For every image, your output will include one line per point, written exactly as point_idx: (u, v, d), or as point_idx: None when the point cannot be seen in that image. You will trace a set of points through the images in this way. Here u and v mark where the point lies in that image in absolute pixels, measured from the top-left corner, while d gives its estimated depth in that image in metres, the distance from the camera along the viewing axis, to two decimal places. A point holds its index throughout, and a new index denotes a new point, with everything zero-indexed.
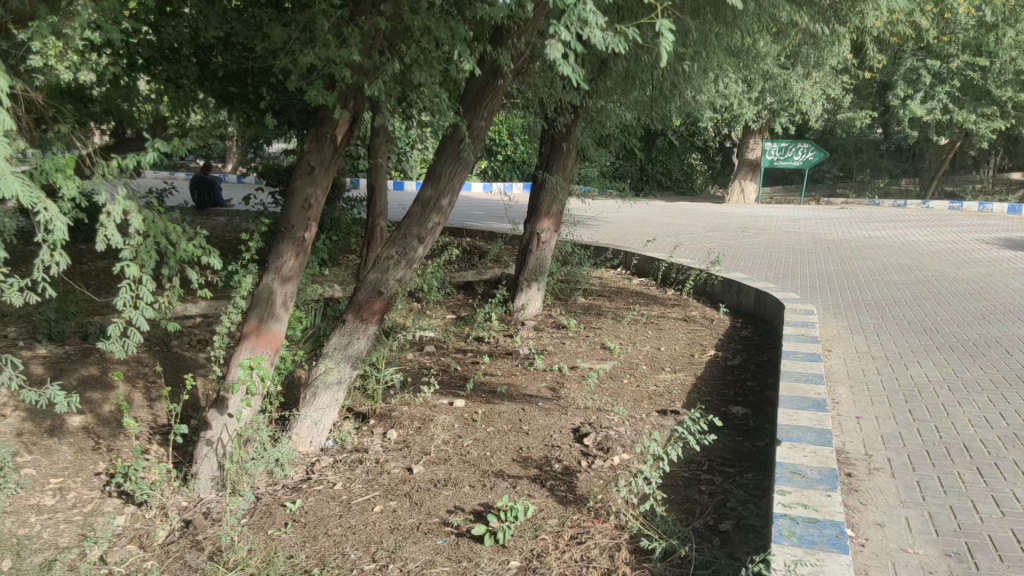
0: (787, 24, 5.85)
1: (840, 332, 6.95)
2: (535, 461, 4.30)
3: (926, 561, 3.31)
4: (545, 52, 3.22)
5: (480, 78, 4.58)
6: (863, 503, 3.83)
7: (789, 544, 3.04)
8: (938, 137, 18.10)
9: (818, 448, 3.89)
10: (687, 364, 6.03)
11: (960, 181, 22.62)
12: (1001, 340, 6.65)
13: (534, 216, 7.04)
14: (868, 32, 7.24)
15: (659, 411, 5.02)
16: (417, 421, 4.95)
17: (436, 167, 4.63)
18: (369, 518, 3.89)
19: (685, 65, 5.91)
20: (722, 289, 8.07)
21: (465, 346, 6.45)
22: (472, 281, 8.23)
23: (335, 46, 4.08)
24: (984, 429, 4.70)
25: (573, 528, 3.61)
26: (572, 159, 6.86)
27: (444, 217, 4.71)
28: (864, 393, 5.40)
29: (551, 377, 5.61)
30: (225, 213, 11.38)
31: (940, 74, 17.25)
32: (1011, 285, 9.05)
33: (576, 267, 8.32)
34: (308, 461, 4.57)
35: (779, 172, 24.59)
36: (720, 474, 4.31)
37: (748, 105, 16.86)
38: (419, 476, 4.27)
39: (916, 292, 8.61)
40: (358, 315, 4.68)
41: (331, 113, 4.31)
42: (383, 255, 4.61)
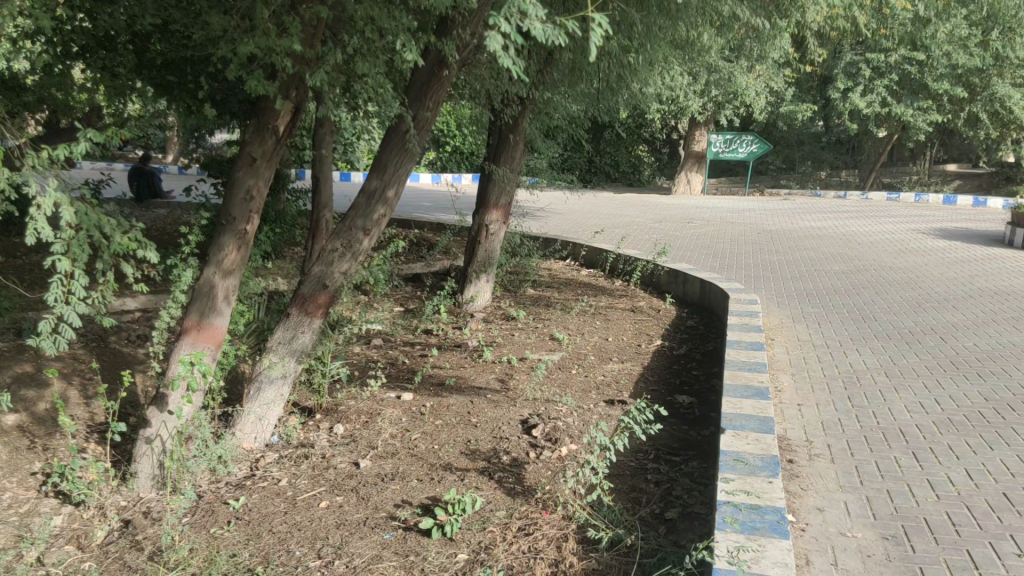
0: (730, 17, 5.88)
1: (783, 321, 7.06)
2: (482, 453, 4.30)
3: (864, 545, 3.39)
4: (485, 44, 3.17)
5: (424, 69, 4.52)
6: (803, 488, 3.91)
7: (731, 531, 3.09)
8: (878, 129, 18.53)
9: (761, 436, 3.95)
10: (634, 354, 6.08)
11: (898, 173, 23.23)
12: (936, 327, 6.84)
13: (482, 208, 7.04)
14: (810, 27, 7.35)
15: (606, 401, 5.05)
16: (364, 415, 4.91)
17: (381, 158, 4.57)
18: (314, 514, 3.85)
19: (630, 57, 5.88)
20: (669, 280, 8.16)
21: (412, 339, 6.41)
22: (421, 273, 8.18)
23: (276, 35, 4.00)
24: (919, 415, 4.83)
25: (520, 520, 3.62)
26: (519, 150, 6.84)
27: (389, 209, 4.66)
28: (805, 381, 5.50)
29: (500, 368, 5.62)
30: (166, 204, 11.14)
31: (878, 68, 17.75)
32: (947, 274, 9.29)
33: (526, 259, 8.36)
34: (252, 458, 4.50)
35: (724, 165, 25.00)
36: (666, 463, 4.36)
37: (694, 97, 17.06)
38: (365, 470, 4.23)
39: (856, 282, 8.81)
40: (303, 309, 4.62)
41: (273, 103, 4.22)
42: (328, 248, 4.56)
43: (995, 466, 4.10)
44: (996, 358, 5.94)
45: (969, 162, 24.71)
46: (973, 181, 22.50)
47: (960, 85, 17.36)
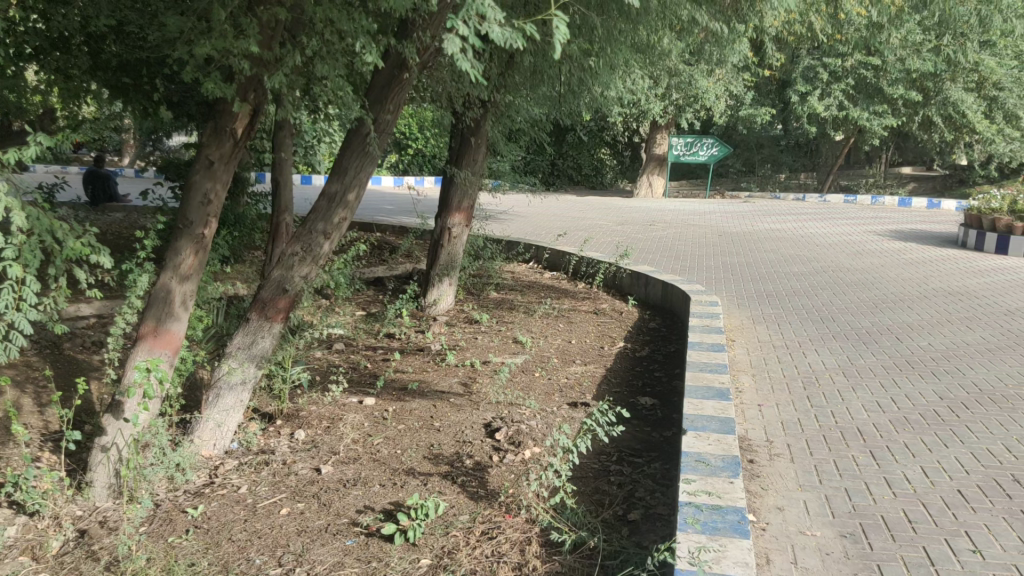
0: (690, 22, 5.92)
1: (744, 322, 7.15)
2: (445, 458, 4.29)
3: (823, 544, 3.43)
4: (444, 48, 3.16)
5: (384, 72, 4.48)
6: (764, 488, 3.96)
7: (693, 531, 3.11)
8: (835, 133, 18.85)
9: (722, 437, 3.99)
10: (597, 356, 6.11)
11: (855, 176, 23.64)
12: (892, 327, 6.97)
13: (445, 211, 7.03)
14: (767, 31, 7.43)
15: (570, 403, 5.06)
16: (326, 420, 4.86)
17: (341, 161, 4.53)
18: (275, 521, 3.80)
19: (591, 61, 5.88)
20: (631, 282, 8.20)
21: (375, 343, 6.37)
22: (383, 277, 8.14)
23: (233, 37, 3.95)
24: (876, 413, 4.91)
25: (483, 524, 3.61)
26: (482, 152, 6.85)
27: (350, 212, 4.63)
28: (766, 381, 5.57)
29: (463, 372, 5.61)
30: (122, 208, 10.95)
31: (835, 72, 18.05)
32: (902, 274, 9.48)
33: (489, 262, 8.33)
34: (211, 465, 4.43)
35: (685, 168, 25.25)
36: (628, 465, 4.37)
37: (655, 100, 17.20)
38: (327, 476, 4.19)
39: (814, 283, 8.94)
40: (263, 313, 4.57)
41: (230, 106, 4.18)
42: (288, 252, 4.52)
43: (950, 463, 4.18)
44: (950, 357, 6.07)
45: (923, 165, 25.24)
46: (927, 183, 22.98)
47: (914, 89, 17.73)
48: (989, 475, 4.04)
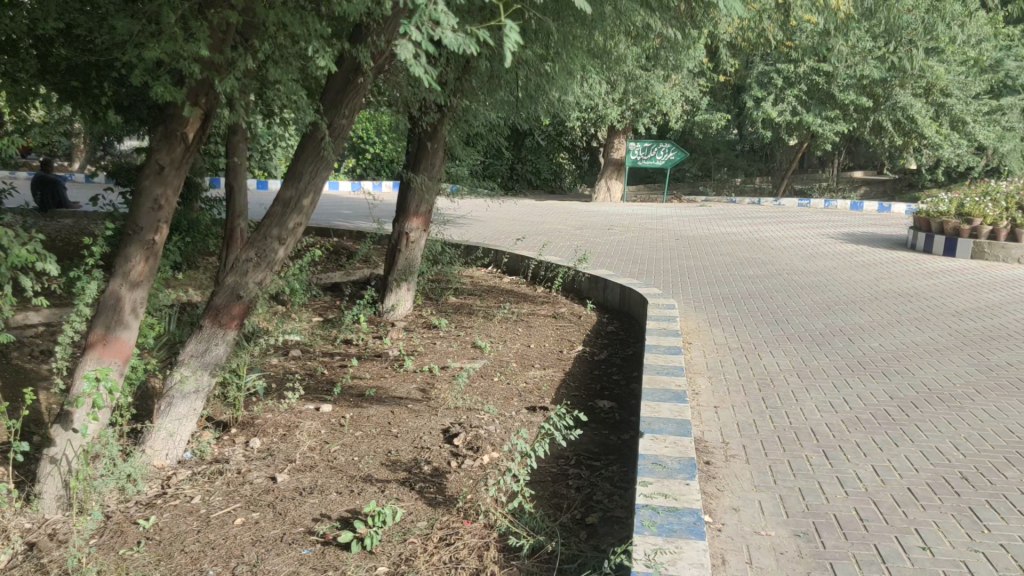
0: (645, 27, 5.97)
1: (700, 325, 7.22)
2: (403, 464, 4.26)
3: (777, 543, 3.47)
4: (396, 53, 3.15)
5: (340, 76, 4.44)
6: (720, 489, 3.99)
7: (649, 534, 3.13)
8: (789, 137, 19.15)
9: (677, 438, 4.02)
10: (556, 360, 6.12)
11: (809, 180, 24.08)
12: (844, 328, 7.09)
13: (402, 216, 7.02)
14: (721, 38, 7.54)
15: (528, 408, 5.07)
16: (281, 428, 4.81)
17: (296, 165, 4.48)
18: (229, 532, 3.74)
19: (547, 66, 5.89)
20: (589, 285, 8.24)
21: (332, 349, 6.32)
22: (340, 282, 8.08)
23: (183, 40, 3.90)
24: (829, 413, 4.99)
25: (441, 530, 3.60)
26: (439, 157, 6.86)
27: (305, 217, 4.60)
28: (722, 383, 5.63)
29: (421, 377, 5.59)
30: (72, 214, 10.72)
31: (789, 78, 18.36)
32: (854, 277, 9.66)
33: (447, 266, 8.30)
34: (163, 475, 4.35)
35: (643, 172, 25.46)
36: (587, 468, 4.39)
37: (613, 105, 17.32)
38: (283, 484, 4.14)
39: (769, 286, 9.07)
40: (216, 320, 4.51)
41: (181, 111, 4.12)
42: (241, 258, 4.47)
43: (900, 462, 4.26)
44: (900, 357, 6.20)
45: (874, 169, 25.78)
46: (878, 186, 23.48)
47: (864, 95, 18.11)
48: (937, 473, 4.12)
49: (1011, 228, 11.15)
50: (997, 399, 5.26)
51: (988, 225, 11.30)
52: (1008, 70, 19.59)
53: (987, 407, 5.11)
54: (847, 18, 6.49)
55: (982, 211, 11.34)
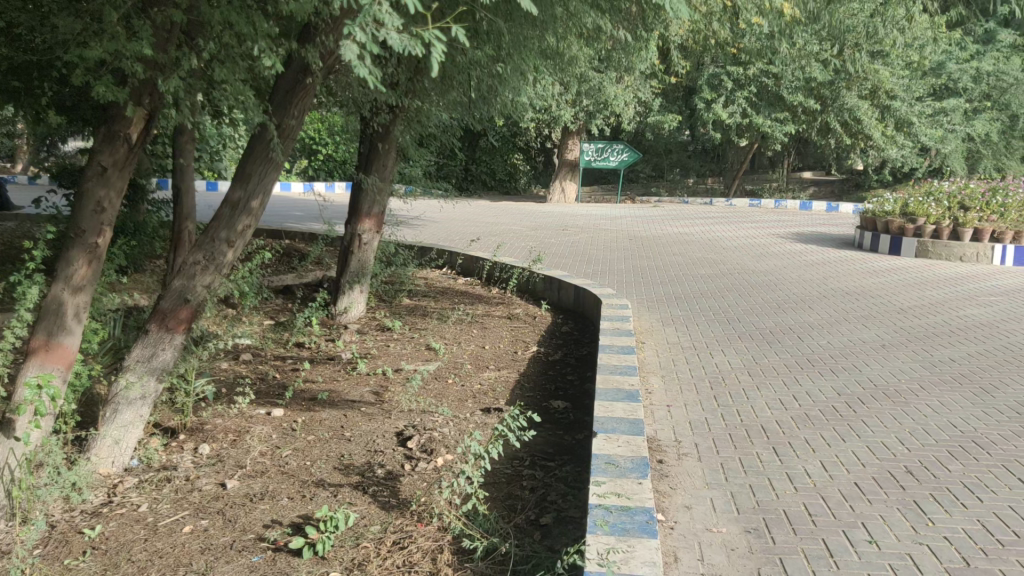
0: (596, 28, 5.98)
1: (654, 325, 7.27)
2: (357, 468, 4.23)
3: (728, 540, 3.51)
4: (340, 53, 3.10)
5: (288, 76, 4.39)
6: (672, 487, 4.02)
7: (602, 533, 3.14)
8: (739, 138, 19.43)
9: (630, 438, 4.04)
10: (511, 361, 6.13)
11: (759, 180, 24.48)
12: (793, 326, 7.21)
13: (355, 218, 6.99)
14: (672, 40, 7.59)
15: (482, 409, 5.06)
16: (231, 434, 4.73)
17: (244, 166, 4.42)
18: (177, 540, 3.66)
19: (500, 67, 5.83)
20: (544, 286, 8.27)
21: (284, 353, 6.23)
22: (292, 285, 7.98)
23: (125, 39, 3.83)
24: (778, 410, 5.07)
25: (394, 534, 3.57)
26: (392, 159, 6.84)
27: (254, 219, 4.53)
28: (674, 382, 5.68)
29: (375, 380, 5.55)
30: (13, 217, 10.45)
31: (738, 80, 18.65)
32: (803, 275, 9.82)
33: (401, 268, 8.25)
34: (109, 483, 4.24)
35: (597, 173, 25.65)
36: (541, 468, 4.40)
37: (566, 106, 17.39)
38: (233, 491, 4.08)
39: (722, 285, 9.18)
40: (163, 324, 4.43)
41: (123, 111, 4.04)
42: (189, 261, 4.40)
43: (847, 458, 4.34)
44: (847, 355, 6.31)
45: (823, 170, 26.28)
46: (827, 186, 23.93)
47: (812, 97, 18.51)
48: (884, 468, 4.21)
49: (953, 227, 11.47)
50: (941, 394, 5.39)
51: (931, 224, 11.61)
52: (950, 73, 20.06)
53: (931, 403, 5.23)
54: (793, 22, 6.61)
55: (926, 210, 11.67)
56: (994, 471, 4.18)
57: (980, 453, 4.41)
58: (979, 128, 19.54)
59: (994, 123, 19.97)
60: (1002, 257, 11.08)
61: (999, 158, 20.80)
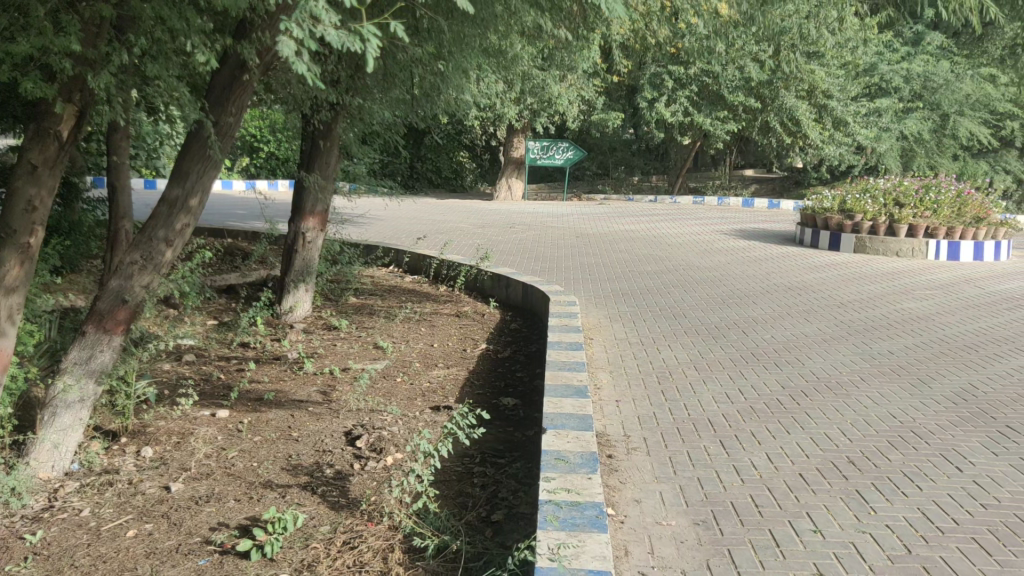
0: (537, 27, 6.00)
1: (601, 321, 7.33)
2: (305, 468, 4.18)
3: (678, 532, 3.55)
4: (277, 50, 3.04)
5: (225, 73, 4.30)
6: (622, 482, 4.06)
7: (553, 529, 3.16)
8: (682, 137, 19.70)
9: (580, 433, 4.07)
10: (460, 359, 6.12)
11: (701, 179, 24.85)
12: (738, 321, 7.34)
13: (298, 216, 6.92)
14: (616, 38, 7.66)
15: (432, 407, 5.04)
16: (175, 435, 4.63)
17: (181, 164, 4.33)
18: (120, 544, 3.56)
19: (441, 64, 5.80)
20: (492, 284, 8.28)
21: (228, 353, 6.11)
22: (235, 284, 7.83)
23: (53, 34, 3.74)
24: (725, 404, 5.15)
25: (345, 534, 3.54)
26: (335, 156, 6.82)
27: (193, 217, 4.46)
28: (623, 377, 5.74)
29: (322, 380, 5.49)
30: None
31: (680, 79, 18.91)
32: (746, 271, 10.00)
33: (347, 266, 8.16)
34: (49, 487, 4.09)
35: (543, 172, 25.77)
36: (491, 466, 4.40)
37: (511, 105, 17.42)
38: (177, 494, 3.98)
39: (668, 281, 9.29)
40: (100, 326, 4.32)
41: (53, 107, 3.95)
42: (127, 261, 4.30)
43: (792, 449, 4.43)
44: (791, 349, 6.44)
45: (763, 168, 26.79)
46: (768, 185, 24.41)
47: (752, 97, 18.86)
48: (828, 459, 4.31)
49: (889, 224, 11.79)
50: (880, 386, 5.53)
51: (867, 221, 11.91)
52: (882, 74, 20.58)
53: (871, 394, 5.37)
54: (730, 22, 6.72)
55: (862, 207, 11.97)
56: (932, 460, 4.31)
57: (918, 442, 4.55)
58: (912, 128, 20.12)
59: (925, 123, 20.51)
60: (936, 251, 11.56)
61: (930, 156, 21.35)
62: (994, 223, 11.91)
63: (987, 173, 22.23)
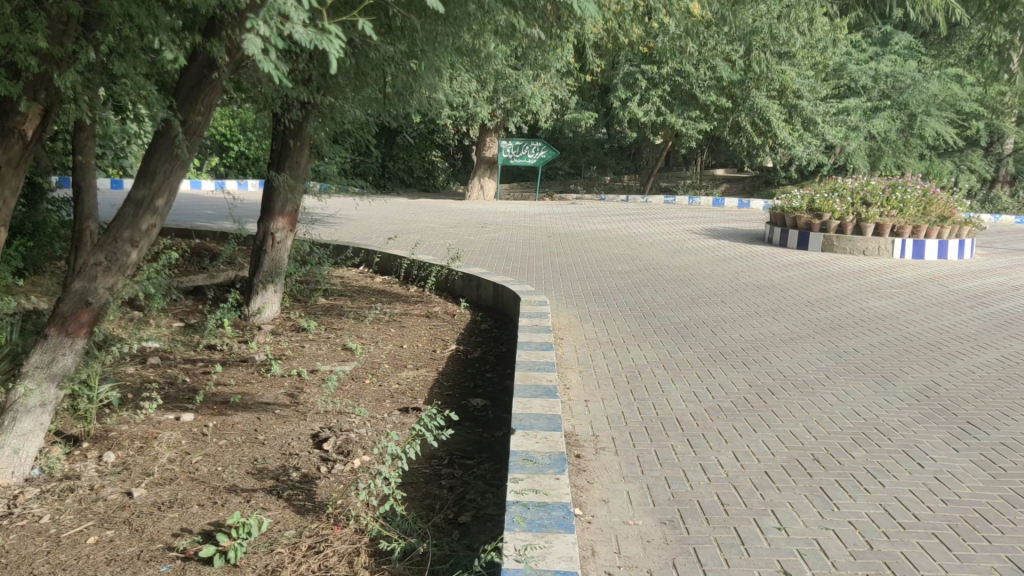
0: (509, 27, 5.99)
1: (572, 321, 7.33)
2: (270, 472, 4.14)
3: (645, 532, 3.56)
4: (243, 48, 2.99)
5: (193, 71, 4.24)
6: (590, 482, 4.06)
7: (520, 530, 3.15)
8: (654, 136, 19.78)
9: (549, 434, 4.07)
10: (429, 360, 6.10)
11: (673, 178, 24.96)
12: (708, 320, 7.37)
13: (267, 217, 6.86)
14: (588, 38, 7.66)
15: (400, 409, 5.02)
16: (138, 440, 4.56)
17: (147, 164, 4.28)
18: (81, 551, 3.50)
19: (413, 63, 5.77)
20: (462, 284, 8.26)
21: (194, 355, 6.04)
22: (202, 285, 7.75)
23: (18, 31, 3.67)
24: (692, 403, 5.17)
25: (310, 538, 3.50)
26: (305, 156, 6.78)
27: (159, 218, 4.40)
28: (593, 377, 5.75)
29: (290, 382, 5.44)
30: None
31: (653, 79, 18.99)
32: (716, 270, 10.06)
33: (316, 266, 8.10)
34: (8, 494, 4.00)
35: (516, 171, 25.76)
36: (460, 467, 4.39)
37: (484, 105, 17.37)
38: (140, 500, 3.92)
39: (639, 281, 9.32)
40: (63, 329, 4.24)
41: (17, 107, 3.92)
42: (90, 262, 4.23)
43: (758, 447, 4.46)
44: (758, 347, 6.48)
45: (734, 167, 26.98)
46: (738, 184, 24.59)
47: (723, 96, 18.99)
48: (793, 456, 4.34)
49: (857, 223, 11.92)
50: (845, 384, 5.59)
51: (836, 220, 12.04)
52: (850, 74, 20.81)
53: (836, 392, 5.42)
54: (701, 22, 6.73)
55: (831, 206, 12.09)
56: (895, 457, 4.35)
57: (882, 439, 4.59)
58: (880, 127, 20.35)
59: (893, 122, 20.75)
60: (902, 250, 11.69)
61: (898, 155, 21.61)
62: (959, 223, 12.09)
63: (953, 172, 22.56)
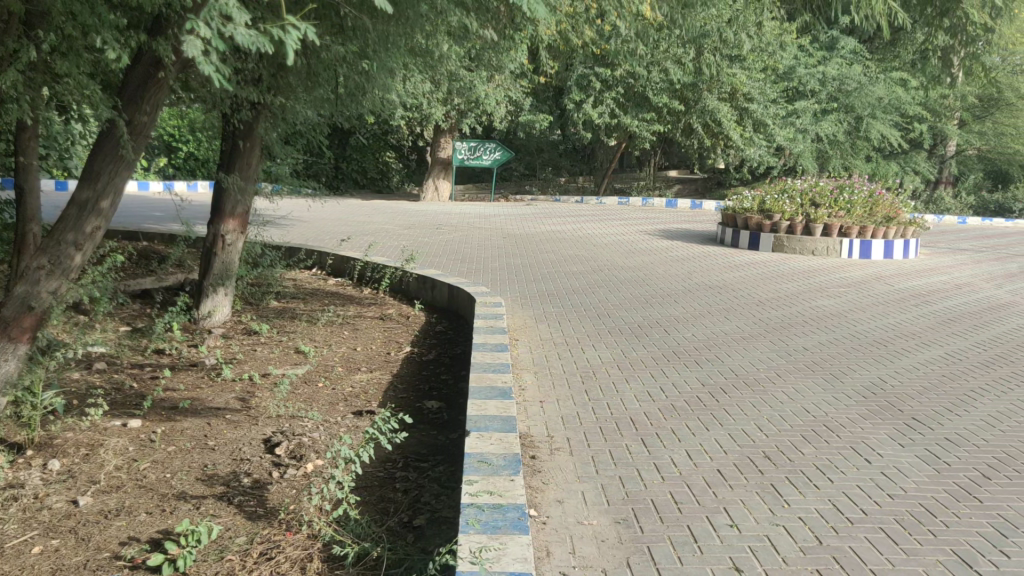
0: (461, 28, 5.96)
1: (527, 322, 7.34)
2: (221, 478, 4.07)
3: (600, 532, 3.57)
4: (184, 50, 2.91)
5: (139, 70, 4.16)
6: (545, 483, 4.07)
7: (474, 532, 3.14)
8: (609, 138, 19.92)
9: (504, 436, 4.06)
10: (383, 362, 6.05)
11: (627, 179, 25.15)
12: (661, 320, 7.44)
13: (217, 218, 6.75)
14: (541, 40, 7.68)
15: (354, 412, 4.97)
16: (84, 447, 4.45)
17: (91, 165, 4.18)
18: (25, 562, 3.40)
19: (365, 64, 5.68)
20: (416, 286, 8.22)
21: (141, 360, 5.91)
22: (150, 289, 7.60)
23: None
24: (646, 403, 5.21)
25: (261, 545, 3.45)
26: (256, 157, 6.69)
27: (104, 220, 4.31)
28: (547, 378, 5.76)
29: (240, 387, 5.36)
30: None
31: (607, 81, 19.15)
32: (669, 270, 10.16)
33: (267, 269, 8.00)
34: None
35: (471, 172, 25.73)
36: (414, 470, 4.36)
37: (438, 105, 17.32)
38: (86, 508, 3.82)
39: (593, 281, 9.36)
40: (4, 333, 4.12)
41: None
42: (33, 265, 4.14)
43: (710, 446, 4.50)
44: (710, 347, 6.55)
45: (687, 169, 27.30)
46: (691, 185, 24.88)
47: (675, 99, 19.23)
48: (744, 454, 4.39)
49: (806, 223, 12.13)
50: (795, 382, 5.68)
51: (786, 220, 12.24)
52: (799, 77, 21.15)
53: (786, 390, 5.50)
54: (650, 26, 6.80)
55: (781, 207, 12.28)
56: (843, 453, 4.43)
57: (830, 436, 4.68)
58: (828, 129, 20.76)
59: (840, 125, 21.17)
60: (850, 250, 11.92)
61: (846, 157, 22.03)
62: (904, 223, 12.36)
63: (898, 173, 23.08)
